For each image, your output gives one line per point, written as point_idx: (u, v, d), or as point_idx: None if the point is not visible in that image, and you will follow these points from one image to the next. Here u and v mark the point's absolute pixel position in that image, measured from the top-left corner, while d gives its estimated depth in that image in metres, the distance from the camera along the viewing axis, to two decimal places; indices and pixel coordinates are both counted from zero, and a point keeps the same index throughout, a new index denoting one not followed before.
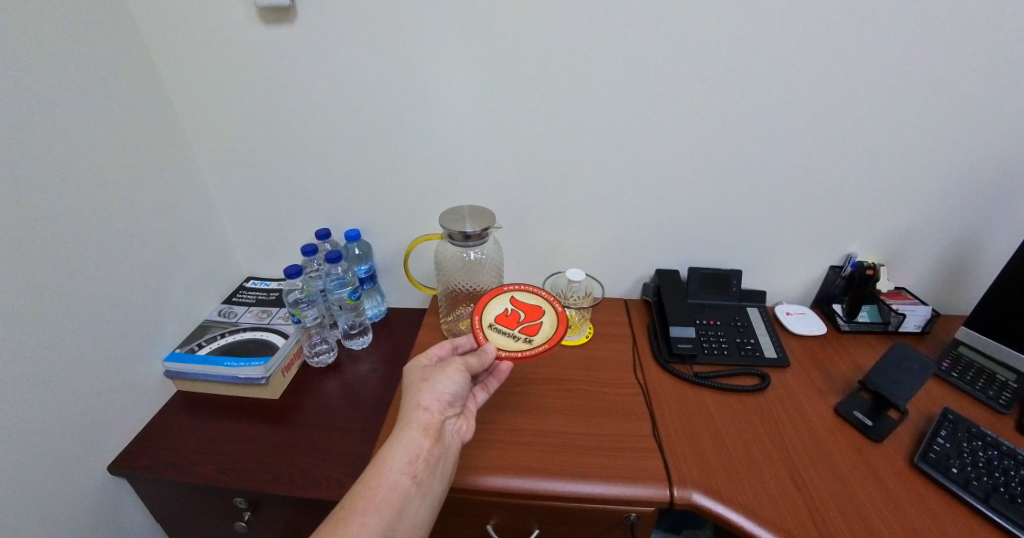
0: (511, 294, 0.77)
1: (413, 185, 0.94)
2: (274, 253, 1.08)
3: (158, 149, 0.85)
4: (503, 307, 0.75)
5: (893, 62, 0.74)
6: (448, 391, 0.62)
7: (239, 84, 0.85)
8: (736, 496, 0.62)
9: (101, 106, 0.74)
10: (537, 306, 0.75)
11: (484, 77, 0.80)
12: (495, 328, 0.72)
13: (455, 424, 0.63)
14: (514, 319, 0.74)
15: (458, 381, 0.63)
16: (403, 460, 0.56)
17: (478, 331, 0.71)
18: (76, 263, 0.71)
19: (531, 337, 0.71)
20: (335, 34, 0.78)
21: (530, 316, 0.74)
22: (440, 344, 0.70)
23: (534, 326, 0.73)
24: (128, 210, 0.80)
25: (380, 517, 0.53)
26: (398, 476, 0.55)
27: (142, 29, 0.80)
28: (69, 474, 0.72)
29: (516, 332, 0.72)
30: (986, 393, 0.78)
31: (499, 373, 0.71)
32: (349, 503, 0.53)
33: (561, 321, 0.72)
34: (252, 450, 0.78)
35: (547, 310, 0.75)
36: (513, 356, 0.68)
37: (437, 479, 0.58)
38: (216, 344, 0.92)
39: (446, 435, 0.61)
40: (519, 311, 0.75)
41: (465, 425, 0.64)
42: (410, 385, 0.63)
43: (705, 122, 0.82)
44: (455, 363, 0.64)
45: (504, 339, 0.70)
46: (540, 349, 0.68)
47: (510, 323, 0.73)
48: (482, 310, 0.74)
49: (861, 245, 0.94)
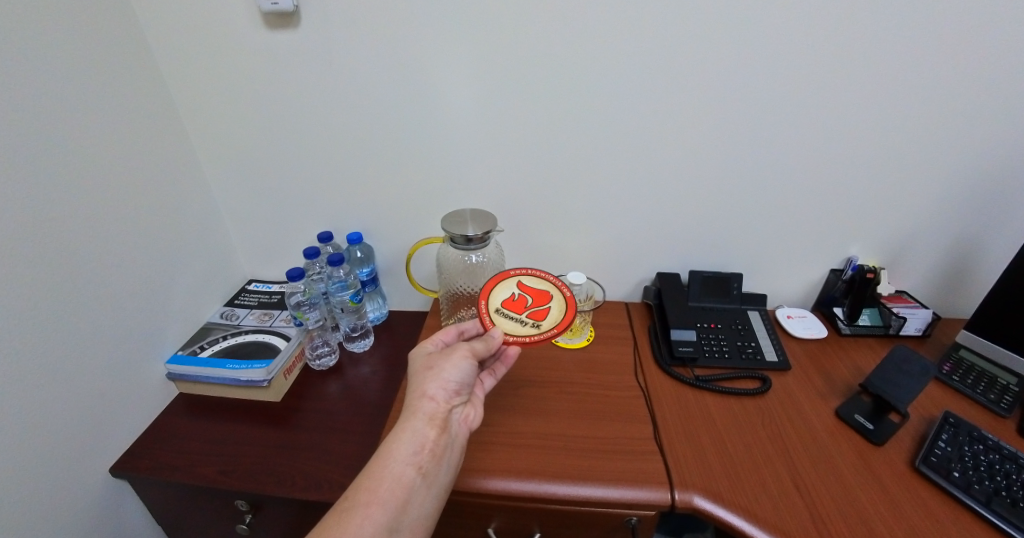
0: (518, 280, 0.77)
1: (415, 188, 0.94)
2: (276, 256, 1.08)
3: (161, 152, 0.86)
4: (509, 292, 0.75)
5: (890, 66, 0.75)
6: (454, 380, 0.63)
7: (242, 87, 0.85)
8: (737, 499, 0.62)
9: (105, 110, 0.75)
10: (545, 292, 0.75)
11: (485, 81, 0.81)
12: (502, 313, 0.72)
13: (461, 413, 0.64)
14: (521, 304, 0.73)
15: (463, 368, 0.64)
16: (409, 450, 0.57)
17: (485, 315, 0.72)
18: (80, 265, 0.72)
19: (539, 323, 0.71)
20: (338, 38, 0.79)
21: (538, 301, 0.74)
22: (445, 331, 0.70)
23: (541, 311, 0.73)
24: (131, 213, 0.80)
25: (385, 509, 0.53)
26: (404, 467, 0.55)
27: (147, 33, 0.81)
28: (71, 476, 0.72)
29: (523, 317, 0.72)
30: (987, 397, 0.78)
31: (506, 357, 0.73)
32: (353, 495, 0.53)
33: (570, 306, 0.73)
34: (253, 452, 0.78)
35: (555, 295, 0.75)
36: (522, 341, 0.68)
37: (444, 469, 0.58)
38: (217, 347, 0.92)
39: (452, 425, 0.61)
40: (526, 296, 0.75)
41: (472, 414, 0.65)
42: (415, 374, 0.64)
43: (705, 126, 0.82)
44: (462, 350, 0.65)
45: (512, 324, 0.70)
46: (548, 335, 0.68)
47: (517, 307, 0.73)
48: (488, 296, 0.74)
49: (861, 249, 0.94)
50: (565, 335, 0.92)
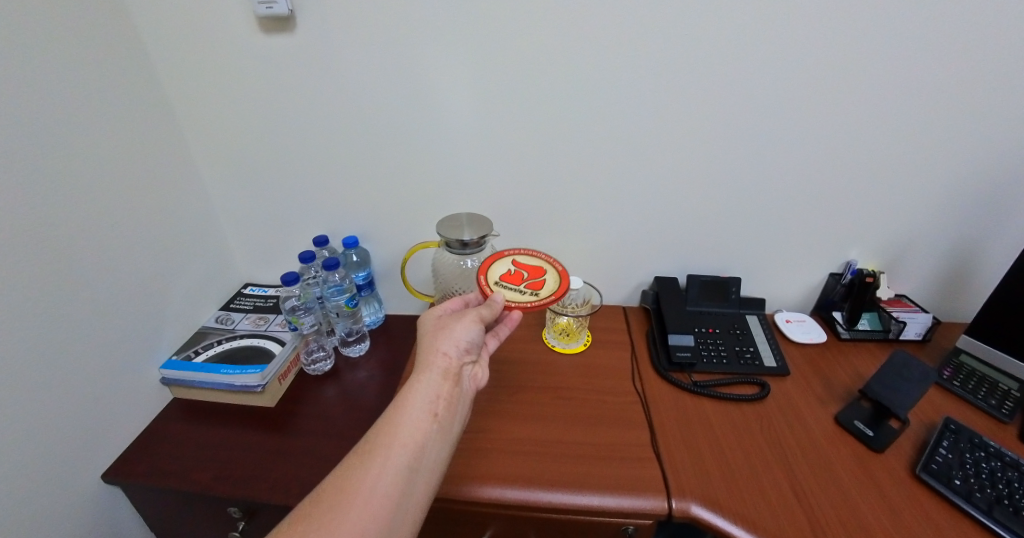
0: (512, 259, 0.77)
1: (412, 193, 0.94)
2: (273, 260, 1.07)
3: (158, 155, 0.85)
4: (507, 267, 0.75)
5: (890, 70, 0.75)
6: (465, 339, 0.63)
7: (239, 91, 0.85)
8: (736, 508, 0.62)
9: (101, 112, 0.74)
10: (537, 268, 0.75)
11: (483, 85, 0.81)
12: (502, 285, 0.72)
13: (471, 372, 0.65)
14: (519, 277, 0.73)
15: (473, 330, 0.64)
16: (424, 400, 0.57)
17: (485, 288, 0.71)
18: (74, 270, 0.71)
19: (536, 292, 0.70)
20: (335, 43, 0.79)
21: (533, 274, 0.74)
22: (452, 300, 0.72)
23: (538, 282, 0.73)
24: (128, 217, 0.80)
25: (404, 452, 0.53)
26: (420, 415, 0.56)
27: (143, 37, 0.81)
28: (64, 482, 0.71)
29: (521, 288, 0.71)
30: (988, 402, 0.77)
31: (510, 321, 0.72)
32: (372, 440, 0.54)
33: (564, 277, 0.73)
34: (248, 458, 0.78)
35: (548, 270, 0.75)
36: (523, 307, 0.68)
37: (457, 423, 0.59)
38: (212, 351, 0.92)
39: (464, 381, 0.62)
40: (522, 271, 0.75)
41: (481, 373, 0.66)
42: (426, 333, 0.65)
43: (704, 130, 0.82)
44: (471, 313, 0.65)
45: (511, 293, 0.70)
46: (547, 301, 0.68)
47: (515, 281, 0.73)
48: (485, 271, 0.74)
49: (861, 253, 0.94)
50: (562, 340, 0.92)
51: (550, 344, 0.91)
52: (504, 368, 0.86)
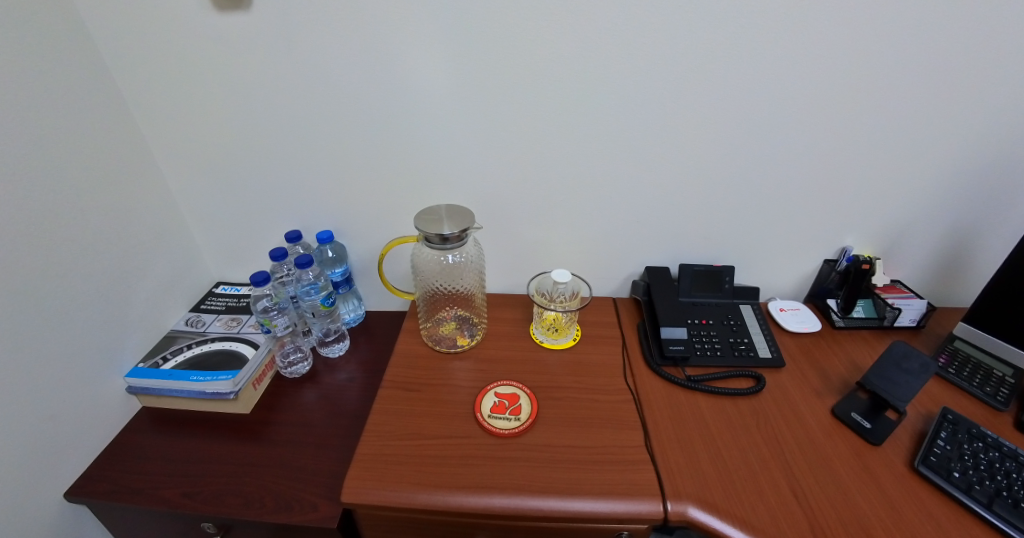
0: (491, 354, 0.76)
1: (391, 187, 0.88)
2: (245, 258, 1.02)
3: (113, 148, 0.78)
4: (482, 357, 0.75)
5: (892, 50, 0.71)
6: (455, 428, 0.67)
7: (195, 79, 0.78)
8: (734, 509, 0.60)
9: (43, 102, 0.67)
10: (514, 393, 0.76)
11: (461, 70, 0.75)
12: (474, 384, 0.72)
13: (475, 453, 0.67)
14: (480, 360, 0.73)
15: None
16: None
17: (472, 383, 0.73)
18: (23, 276, 0.65)
19: (519, 415, 0.73)
20: (302, 26, 0.72)
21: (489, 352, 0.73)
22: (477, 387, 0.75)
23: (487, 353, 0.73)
24: (79, 218, 0.73)
25: (388, 490, 0.62)
26: None
27: (83, 16, 0.72)
28: (21, 507, 0.66)
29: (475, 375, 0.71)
30: (983, 389, 0.76)
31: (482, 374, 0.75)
32: (372, 484, 0.63)
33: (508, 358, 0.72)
34: (221, 471, 0.73)
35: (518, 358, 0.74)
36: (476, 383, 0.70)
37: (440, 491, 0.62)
38: (182, 357, 0.86)
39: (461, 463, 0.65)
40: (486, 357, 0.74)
41: (484, 451, 0.67)
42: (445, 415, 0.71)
43: (696, 119, 0.78)
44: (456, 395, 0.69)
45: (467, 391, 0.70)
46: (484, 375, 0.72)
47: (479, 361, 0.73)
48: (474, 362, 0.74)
49: (857, 238, 0.91)
50: (551, 336, 0.88)
51: (538, 340, 0.88)
52: (490, 367, 0.82)
